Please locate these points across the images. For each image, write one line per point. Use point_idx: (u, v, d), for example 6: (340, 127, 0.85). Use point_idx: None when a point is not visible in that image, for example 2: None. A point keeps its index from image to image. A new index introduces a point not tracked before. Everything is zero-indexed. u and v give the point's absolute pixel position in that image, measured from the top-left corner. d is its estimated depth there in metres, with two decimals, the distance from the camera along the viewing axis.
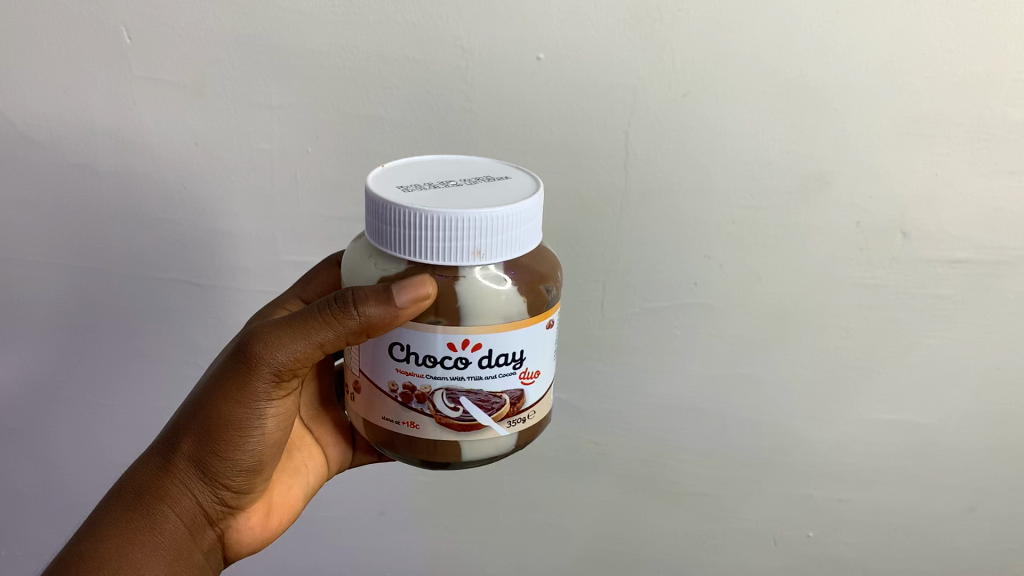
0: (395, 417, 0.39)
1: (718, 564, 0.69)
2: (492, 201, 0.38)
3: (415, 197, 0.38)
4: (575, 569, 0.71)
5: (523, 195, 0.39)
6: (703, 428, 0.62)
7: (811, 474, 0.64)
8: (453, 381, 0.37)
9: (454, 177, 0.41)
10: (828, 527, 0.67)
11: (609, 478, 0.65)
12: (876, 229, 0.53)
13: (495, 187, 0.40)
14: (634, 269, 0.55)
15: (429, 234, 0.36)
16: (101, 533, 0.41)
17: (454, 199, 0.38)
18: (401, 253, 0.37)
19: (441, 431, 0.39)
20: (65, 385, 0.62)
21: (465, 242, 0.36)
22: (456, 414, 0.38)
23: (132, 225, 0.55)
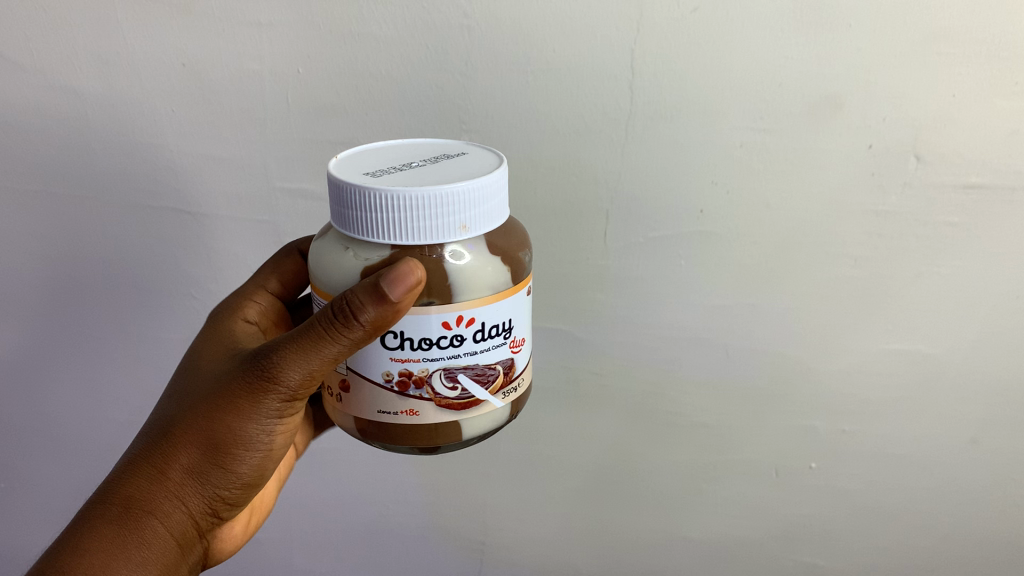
0: (392, 408, 0.38)
1: (718, 495, 0.69)
2: (465, 174, 0.38)
3: (388, 180, 0.37)
4: (574, 501, 0.71)
5: (490, 166, 0.40)
6: (705, 360, 0.61)
7: (814, 405, 0.63)
8: (451, 360, 0.37)
9: (414, 162, 0.40)
10: (830, 459, 0.66)
11: (609, 409, 0.65)
12: (889, 153, 0.51)
13: (458, 166, 0.40)
14: (637, 197, 0.54)
15: (410, 211, 0.35)
16: (89, 548, 0.40)
17: (428, 177, 0.37)
18: (388, 239, 0.36)
19: (441, 413, 0.38)
20: (58, 316, 0.61)
21: (452, 217, 0.36)
22: (455, 392, 0.38)
23: (119, 151, 0.53)
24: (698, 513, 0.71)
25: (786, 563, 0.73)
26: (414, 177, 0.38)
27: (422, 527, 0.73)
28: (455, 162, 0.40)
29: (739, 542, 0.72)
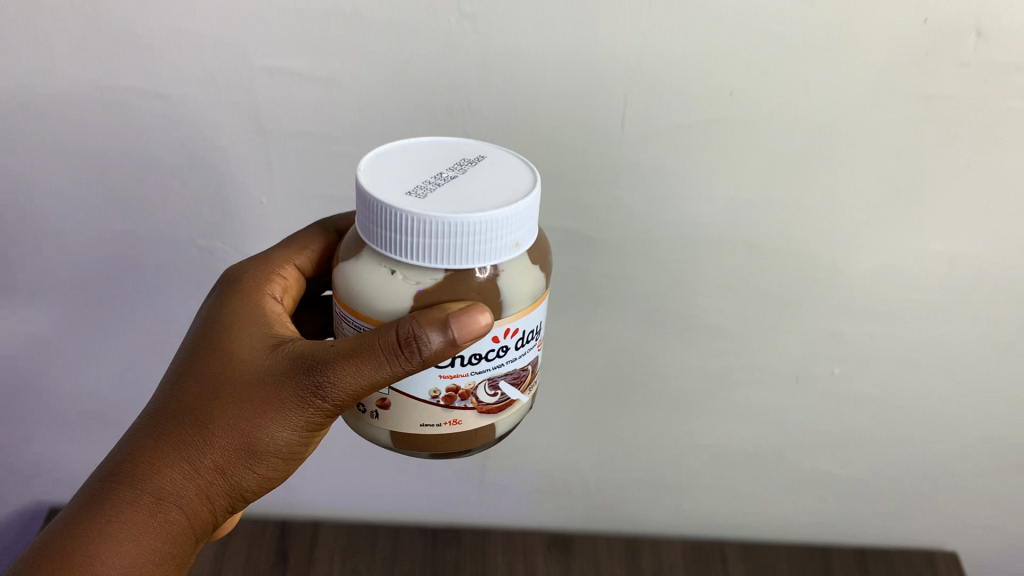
0: (436, 420, 0.40)
1: (734, 402, 0.66)
2: (511, 190, 0.38)
3: (440, 203, 0.36)
4: (583, 407, 0.68)
5: (523, 175, 0.40)
6: (727, 259, 0.57)
7: (842, 308, 0.59)
8: (495, 368, 0.39)
9: (437, 171, 0.40)
10: (855, 364, 0.63)
11: (622, 312, 0.60)
12: (947, 26, 0.45)
13: (487, 177, 0.40)
14: (660, 77, 0.48)
15: (462, 241, 0.36)
16: (107, 555, 0.38)
17: (477, 195, 0.37)
18: (448, 262, 0.36)
19: (481, 418, 0.41)
20: (22, 208, 0.56)
21: (509, 238, 0.37)
22: (493, 398, 0.41)
23: (73, 23, 0.47)
24: (714, 421, 0.68)
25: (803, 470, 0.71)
26: (453, 195, 0.37)
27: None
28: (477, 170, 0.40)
29: (755, 449, 0.70)
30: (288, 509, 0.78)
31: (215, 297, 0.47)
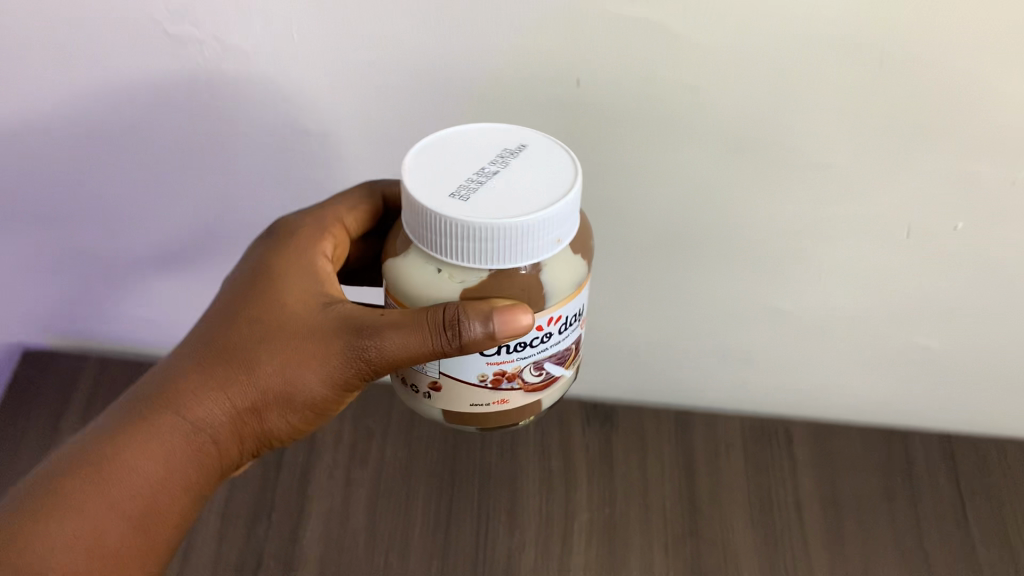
0: (485, 400, 0.41)
1: (824, 259, 0.54)
2: (554, 191, 0.37)
3: (490, 204, 0.36)
4: (639, 259, 0.56)
5: (561, 165, 0.39)
6: (843, 72, 0.43)
7: (986, 142, 0.45)
8: (540, 353, 0.39)
9: (482, 155, 0.39)
10: (986, 216, 0.49)
11: (697, 145, 0.47)
12: None
13: (528, 172, 0.38)
14: None
15: (508, 243, 0.36)
16: (130, 471, 0.40)
17: (521, 191, 0.37)
18: (501, 262, 0.36)
19: (528, 396, 0.41)
20: None
21: (556, 234, 0.37)
22: (539, 377, 0.41)
23: None
24: (795, 279, 0.56)
25: (893, 341, 0.60)
26: (498, 198, 0.37)
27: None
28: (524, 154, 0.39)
29: (835, 314, 0.58)
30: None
31: (269, 245, 0.46)
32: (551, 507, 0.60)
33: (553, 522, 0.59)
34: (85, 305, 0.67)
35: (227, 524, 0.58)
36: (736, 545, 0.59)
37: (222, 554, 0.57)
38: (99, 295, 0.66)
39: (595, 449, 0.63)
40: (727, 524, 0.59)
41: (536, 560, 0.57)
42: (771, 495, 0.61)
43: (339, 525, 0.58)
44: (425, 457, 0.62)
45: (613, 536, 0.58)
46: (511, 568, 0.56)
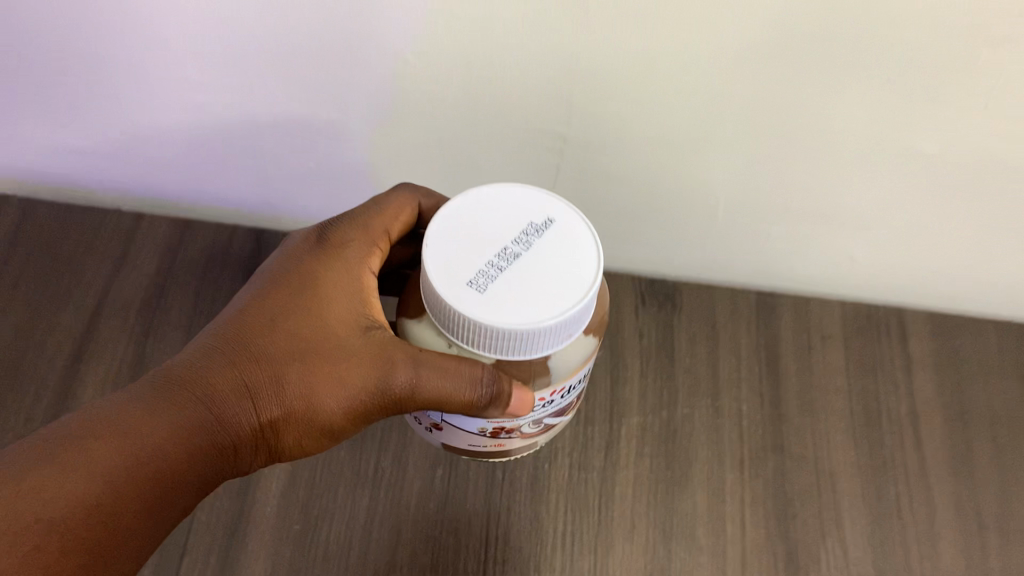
0: (481, 441, 0.38)
1: (996, 77, 0.35)
2: (569, 285, 0.32)
3: (510, 294, 0.32)
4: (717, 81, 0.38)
5: (582, 247, 0.34)
6: None
7: None
8: (540, 420, 0.37)
9: (508, 223, 0.34)
10: None
11: None
12: None
13: (548, 256, 0.33)
14: None
15: (528, 340, 0.32)
16: (143, 445, 0.30)
17: (540, 280, 0.32)
18: (519, 352, 0.32)
19: (526, 439, 0.39)
20: None
21: (571, 329, 0.33)
22: (539, 429, 0.38)
23: None
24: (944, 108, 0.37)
25: None
26: (523, 283, 0.32)
27: (450, 104, 0.41)
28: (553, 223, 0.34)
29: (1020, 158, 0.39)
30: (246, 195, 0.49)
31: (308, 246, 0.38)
32: (592, 408, 0.46)
33: (594, 427, 0.46)
34: None
35: None
36: (831, 464, 0.45)
37: None
38: None
39: (652, 335, 0.49)
40: (822, 439, 0.46)
41: (571, 474, 0.44)
42: (878, 402, 0.47)
43: None
44: None
45: (671, 445, 0.45)
46: (538, 483, 0.44)
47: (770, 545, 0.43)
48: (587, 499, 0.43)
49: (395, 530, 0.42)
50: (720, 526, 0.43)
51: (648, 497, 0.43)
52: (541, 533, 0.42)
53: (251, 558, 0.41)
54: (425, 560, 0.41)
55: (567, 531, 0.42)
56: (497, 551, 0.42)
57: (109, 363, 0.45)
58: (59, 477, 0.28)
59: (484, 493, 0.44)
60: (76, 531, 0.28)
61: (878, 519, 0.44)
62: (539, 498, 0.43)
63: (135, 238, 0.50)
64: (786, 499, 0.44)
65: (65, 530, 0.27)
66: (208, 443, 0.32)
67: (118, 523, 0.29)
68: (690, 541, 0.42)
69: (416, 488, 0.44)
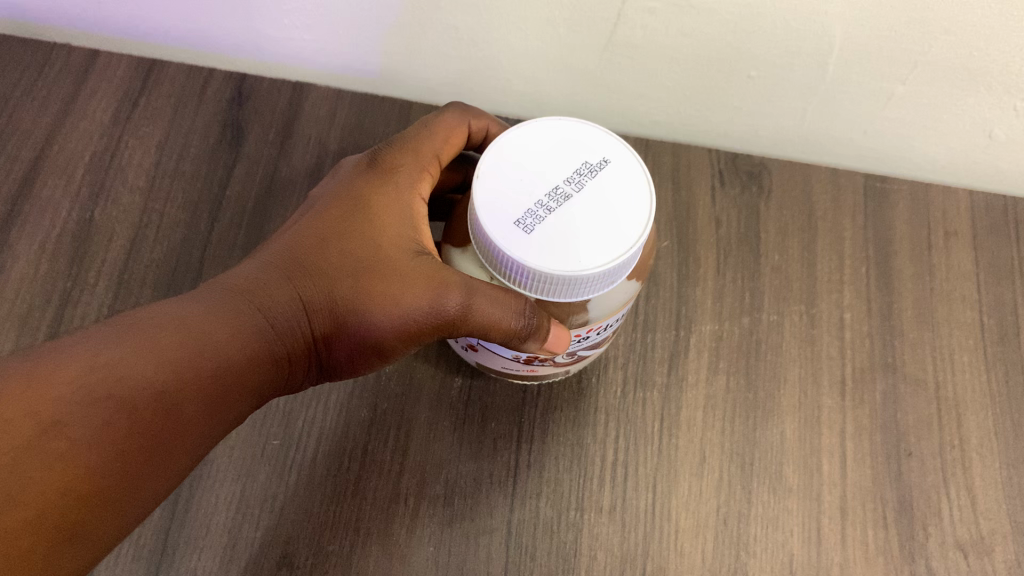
0: (511, 363, 0.31)
1: None
2: (616, 229, 0.26)
3: (550, 232, 0.25)
4: None
5: (636, 192, 0.27)
6: None
7: None
8: (582, 345, 0.30)
9: (572, 148, 0.27)
10: None
11: None
12: None
13: (600, 195, 0.26)
14: None
15: (563, 283, 0.25)
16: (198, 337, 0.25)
17: (583, 222, 0.26)
18: (551, 295, 0.26)
19: (557, 371, 0.32)
20: None
21: (612, 276, 0.26)
22: (575, 360, 0.31)
23: None
24: None
25: None
26: (580, 225, 0.26)
27: None
28: (627, 158, 0.27)
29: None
30: (219, 26, 0.37)
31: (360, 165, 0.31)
32: (652, 310, 0.37)
33: (654, 334, 0.36)
34: None
35: (124, 293, 0.35)
36: (957, 390, 0.35)
37: None
38: None
39: (733, 223, 0.39)
40: (946, 361, 0.36)
41: (625, 390, 0.35)
42: (1017, 315, 0.37)
43: None
44: None
45: (753, 359, 0.36)
46: (582, 401, 0.35)
47: (877, 488, 0.33)
48: (644, 423, 0.34)
49: (400, 452, 0.33)
50: (814, 464, 0.34)
51: (722, 423, 0.34)
52: (585, 462, 0.33)
53: (216, 476, 0.32)
54: (437, 491, 0.32)
55: (619, 462, 0.33)
56: (528, 483, 0.33)
57: (47, 232, 0.36)
58: (122, 361, 0.23)
59: (514, 409, 0.34)
60: (142, 419, 0.23)
61: (1017, 462, 0.34)
62: (583, 419, 0.34)
63: (89, 78, 0.40)
64: (897, 432, 0.34)
65: (136, 413, 0.23)
66: (264, 352, 0.27)
67: (181, 420, 0.24)
68: (775, 480, 0.33)
69: (429, 400, 0.34)
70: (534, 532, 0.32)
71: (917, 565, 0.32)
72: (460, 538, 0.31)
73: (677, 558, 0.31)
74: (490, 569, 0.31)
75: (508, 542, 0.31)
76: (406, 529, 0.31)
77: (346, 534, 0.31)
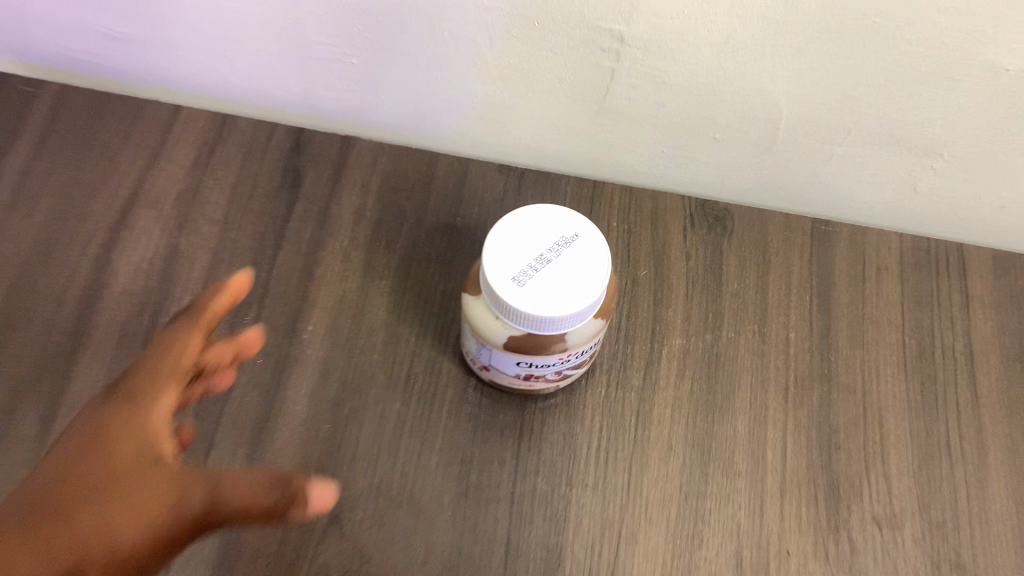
0: (510, 379, 0.40)
1: None
2: (580, 287, 0.35)
3: (533, 290, 0.35)
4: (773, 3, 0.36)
5: (597, 259, 0.36)
6: None
7: None
8: (564, 367, 0.39)
9: (552, 225, 0.37)
10: None
11: None
12: None
13: (571, 263, 0.36)
14: None
15: (543, 323, 0.35)
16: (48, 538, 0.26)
17: (556, 282, 0.35)
18: (537, 331, 0.35)
19: (548, 385, 0.41)
20: None
21: (579, 318, 0.35)
22: (562, 378, 0.41)
23: None
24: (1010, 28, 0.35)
25: None
26: (558, 284, 0.35)
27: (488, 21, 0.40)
28: (594, 229, 0.37)
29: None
30: (279, 88, 0.47)
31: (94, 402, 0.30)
32: (633, 326, 0.45)
33: (634, 345, 0.44)
34: None
35: None
36: (879, 396, 0.43)
37: None
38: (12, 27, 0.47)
39: (701, 257, 0.47)
40: (872, 371, 0.44)
41: (608, 391, 0.43)
42: (934, 336, 0.45)
43: (354, 320, 0.44)
44: (472, 249, 0.47)
45: (713, 368, 0.44)
46: (574, 398, 0.43)
47: (812, 474, 0.41)
48: (623, 417, 0.42)
49: (427, 437, 0.41)
50: (760, 452, 0.41)
51: (686, 419, 0.42)
52: (574, 447, 0.41)
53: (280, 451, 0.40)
54: (455, 468, 0.40)
55: (601, 448, 0.41)
56: (528, 463, 0.41)
57: (144, 255, 0.44)
58: None
59: (518, 405, 0.42)
60: None
61: (926, 455, 0.42)
62: (574, 413, 0.42)
63: (173, 129, 0.48)
64: (830, 429, 0.42)
65: None
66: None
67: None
68: (728, 465, 0.41)
69: (449, 393, 0.42)
70: (532, 502, 0.39)
71: (839, 534, 0.40)
72: (472, 505, 0.39)
73: (645, 524, 0.39)
74: (495, 529, 0.39)
75: (510, 509, 0.39)
76: (429, 496, 0.39)
77: (381, 501, 0.39)
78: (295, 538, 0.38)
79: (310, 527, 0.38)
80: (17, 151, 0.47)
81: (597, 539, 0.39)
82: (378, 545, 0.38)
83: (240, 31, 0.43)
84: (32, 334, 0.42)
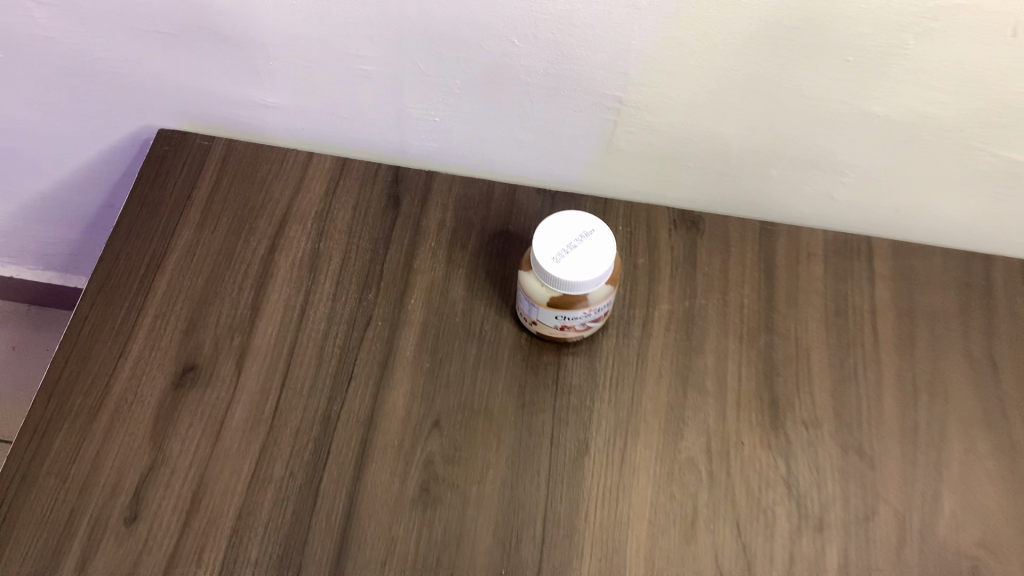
0: (551, 330, 0.60)
1: (902, 74, 0.53)
2: (597, 263, 0.54)
3: (566, 265, 0.54)
4: (718, 80, 0.56)
5: (607, 245, 0.55)
6: None
7: None
8: (587, 320, 0.58)
9: (577, 224, 0.56)
10: None
11: None
12: None
13: (590, 248, 0.55)
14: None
15: (574, 287, 0.54)
16: None
17: (581, 260, 0.55)
18: (569, 292, 0.55)
19: (577, 335, 0.60)
20: None
21: (597, 283, 0.55)
22: (586, 329, 0.60)
23: None
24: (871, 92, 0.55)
25: (970, 157, 0.59)
26: (582, 261, 0.55)
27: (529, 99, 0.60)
28: (605, 227, 0.56)
29: (949, 119, 0.56)
30: (384, 139, 0.68)
31: None
32: (635, 296, 0.64)
33: (635, 309, 0.63)
34: (184, 111, 0.69)
35: (341, 287, 0.63)
36: (807, 341, 0.62)
37: (337, 312, 0.62)
38: (202, 103, 0.68)
39: (683, 249, 0.66)
40: (802, 323, 0.63)
41: (618, 340, 0.62)
42: (847, 300, 0.64)
43: (441, 296, 0.63)
44: (521, 246, 0.66)
45: (691, 324, 0.63)
46: (595, 344, 0.62)
47: (759, 392, 0.60)
48: (629, 357, 0.61)
49: (496, 371, 0.60)
50: (723, 378, 0.60)
51: (672, 357, 0.61)
52: (595, 376, 0.60)
53: (398, 381, 0.59)
54: (515, 390, 0.59)
55: (614, 376, 0.60)
56: (564, 386, 0.60)
57: (296, 255, 0.65)
58: None
59: (556, 350, 0.62)
60: None
61: (839, 379, 0.61)
62: (595, 354, 0.61)
63: (309, 169, 0.69)
64: (772, 362, 0.61)
65: None
66: None
67: None
68: (701, 386, 0.60)
69: (509, 343, 0.62)
70: (568, 411, 0.59)
71: (777, 430, 0.58)
72: (528, 413, 0.58)
73: (645, 424, 0.58)
74: (543, 428, 0.58)
75: (553, 415, 0.58)
76: (499, 408, 0.59)
77: (467, 412, 0.58)
78: (411, 433, 0.57)
79: (420, 429, 0.58)
80: (202, 187, 0.68)
81: (612, 434, 0.58)
82: (465, 440, 0.57)
83: (364, 104, 0.64)
84: (225, 308, 0.62)
